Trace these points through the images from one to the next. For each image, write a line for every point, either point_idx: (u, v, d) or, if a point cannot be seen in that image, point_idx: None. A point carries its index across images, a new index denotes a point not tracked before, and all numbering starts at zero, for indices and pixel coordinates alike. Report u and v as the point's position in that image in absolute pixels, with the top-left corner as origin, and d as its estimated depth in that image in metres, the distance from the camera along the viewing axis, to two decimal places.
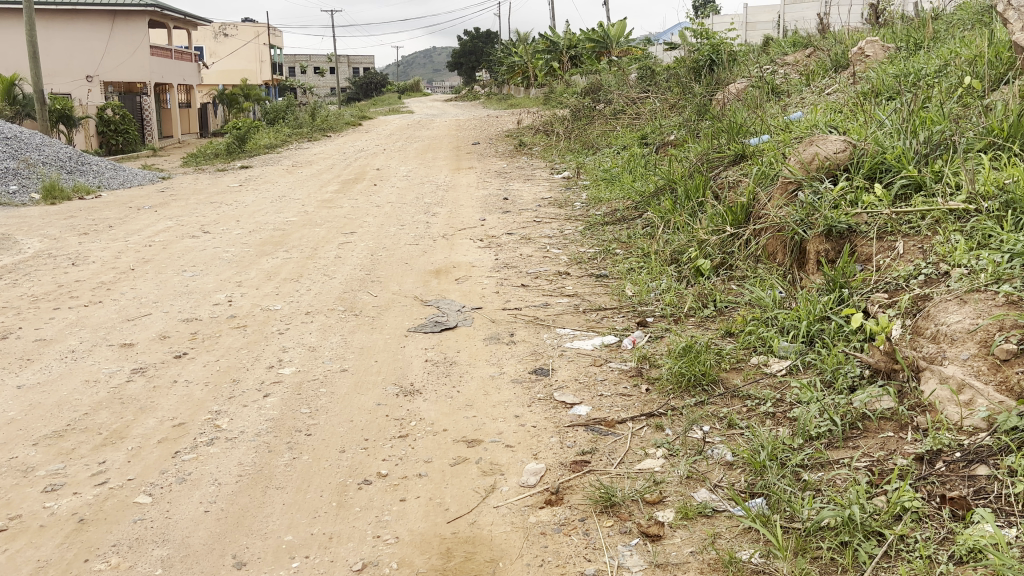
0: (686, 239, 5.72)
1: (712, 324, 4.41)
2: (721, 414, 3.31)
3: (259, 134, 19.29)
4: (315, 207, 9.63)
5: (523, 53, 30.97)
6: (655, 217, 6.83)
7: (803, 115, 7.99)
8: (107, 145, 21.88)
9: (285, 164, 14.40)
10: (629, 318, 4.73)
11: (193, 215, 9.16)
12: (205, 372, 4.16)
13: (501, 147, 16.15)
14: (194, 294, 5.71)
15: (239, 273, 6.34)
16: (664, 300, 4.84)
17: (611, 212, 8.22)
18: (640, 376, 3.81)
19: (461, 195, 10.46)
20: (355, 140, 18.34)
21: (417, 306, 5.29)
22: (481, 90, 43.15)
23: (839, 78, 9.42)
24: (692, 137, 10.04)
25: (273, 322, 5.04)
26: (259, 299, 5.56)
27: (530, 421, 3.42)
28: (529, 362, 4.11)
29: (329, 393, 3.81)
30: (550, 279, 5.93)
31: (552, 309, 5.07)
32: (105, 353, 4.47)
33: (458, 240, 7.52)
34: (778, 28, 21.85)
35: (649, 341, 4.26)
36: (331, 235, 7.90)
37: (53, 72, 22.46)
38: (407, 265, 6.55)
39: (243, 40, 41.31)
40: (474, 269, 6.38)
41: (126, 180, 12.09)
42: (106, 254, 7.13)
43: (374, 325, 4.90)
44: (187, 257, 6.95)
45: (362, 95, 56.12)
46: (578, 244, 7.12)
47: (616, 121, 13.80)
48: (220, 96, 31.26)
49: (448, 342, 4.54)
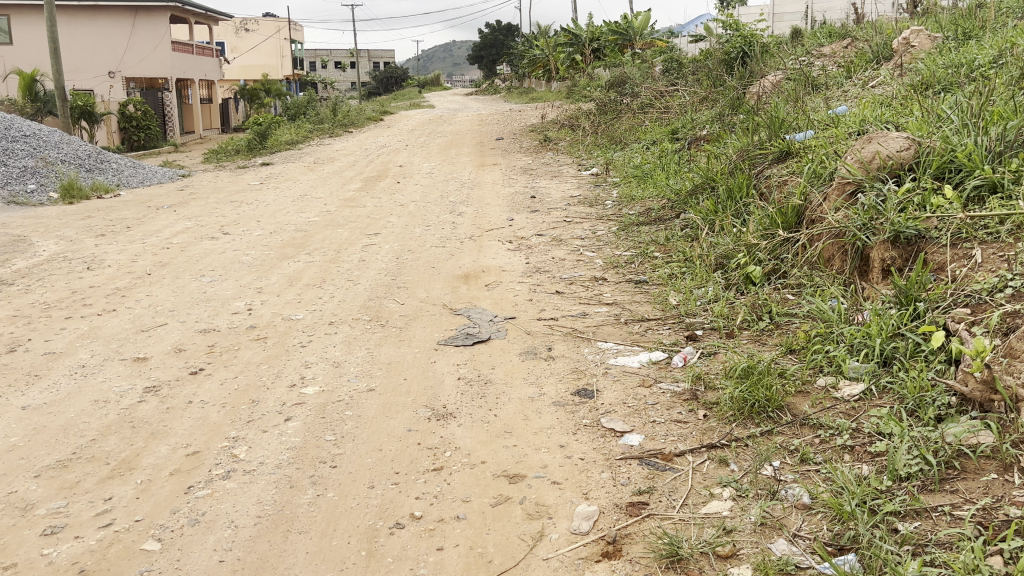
0: (731, 243, 5.37)
1: (769, 339, 4.08)
2: (791, 447, 3.01)
3: (280, 128, 19.09)
4: (337, 206, 9.35)
5: (545, 46, 30.60)
6: (695, 219, 6.49)
7: (848, 110, 7.60)
8: (129, 141, 21.79)
9: (306, 160, 14.17)
10: (676, 330, 4.40)
11: (212, 215, 8.91)
12: (222, 391, 3.87)
13: (525, 142, 15.80)
14: (212, 302, 5.43)
15: (260, 279, 6.06)
16: (714, 311, 4.51)
17: (645, 212, 7.87)
18: (695, 400, 3.49)
19: (487, 192, 10.15)
20: (377, 136, 18.07)
21: (447, 316, 4.98)
22: (503, 84, 42.84)
23: (883, 70, 9.00)
24: (727, 132, 9.65)
25: (295, 333, 4.74)
26: (280, 307, 5.28)
27: (578, 452, 3.10)
28: (571, 382, 3.78)
29: (356, 416, 3.51)
30: (586, 284, 5.60)
31: (591, 320, 4.75)
32: (117, 368, 4.20)
33: (486, 242, 7.21)
34: (807, 19, 21.38)
35: (701, 358, 3.93)
36: (354, 236, 7.61)
37: (75, 68, 22.39)
38: (434, 270, 6.24)
39: (265, 35, 41.29)
40: (505, 273, 6.06)
41: (146, 178, 11.89)
42: (122, 257, 6.88)
43: (401, 337, 4.59)
44: (206, 261, 6.69)
45: (384, 89, 56.01)
46: (613, 246, 6.78)
47: (644, 115, 13.43)
48: (242, 91, 31.17)
49: (482, 356, 4.23)
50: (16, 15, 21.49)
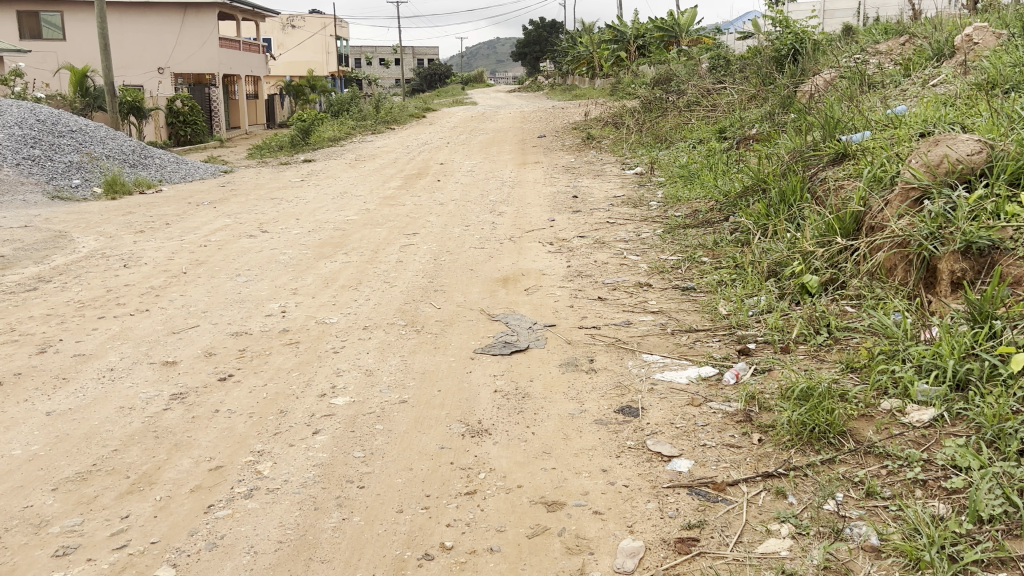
0: (785, 249, 5.10)
1: (828, 355, 3.82)
2: (855, 478, 2.77)
3: (322, 124, 19.11)
4: (377, 205, 9.22)
5: (589, 42, 30.28)
6: (746, 223, 6.21)
7: (908, 110, 7.24)
8: (176, 136, 22.02)
9: (348, 157, 14.10)
10: (727, 343, 4.16)
11: (251, 212, 8.84)
12: (250, 400, 3.72)
13: (568, 140, 15.54)
14: (246, 303, 5.31)
15: (295, 279, 5.93)
16: (768, 323, 4.27)
17: (691, 215, 7.60)
18: (749, 422, 3.25)
19: (528, 191, 9.95)
20: (419, 133, 17.96)
21: (485, 322, 4.79)
22: (546, 81, 42.60)
23: (945, 68, 8.61)
24: (778, 132, 9.31)
25: (328, 338, 4.59)
26: (314, 309, 5.13)
27: (622, 478, 2.89)
28: (614, 398, 3.57)
29: (387, 430, 3.34)
30: (629, 290, 5.37)
31: (636, 330, 4.52)
32: (145, 373, 4.08)
33: (526, 244, 7.00)
34: (859, 16, 20.82)
35: (754, 376, 3.69)
36: (392, 236, 7.46)
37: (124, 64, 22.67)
38: (472, 272, 6.06)
39: (311, 31, 41.56)
40: (545, 277, 5.85)
41: (188, 173, 11.90)
42: (159, 255, 6.81)
43: (437, 345, 4.41)
44: (242, 259, 6.59)
45: (427, 86, 56.13)
46: (658, 250, 6.53)
47: (691, 113, 13.10)
48: (287, 87, 31.38)
49: (520, 367, 4.03)
50: (68, 11, 21.82)
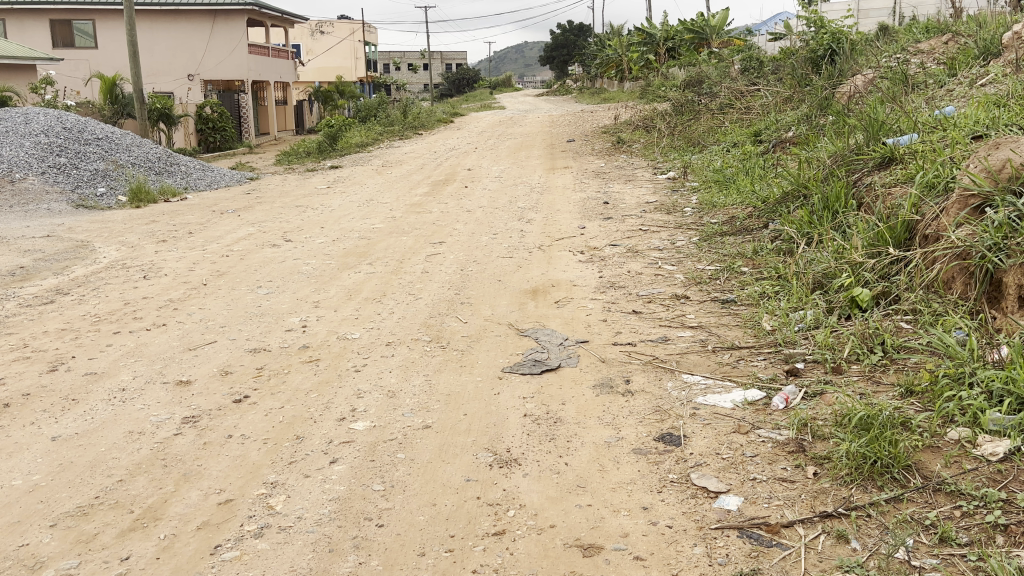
0: (833, 260, 4.82)
1: (885, 376, 3.52)
2: (926, 521, 2.48)
3: (350, 130, 19.01)
4: (403, 212, 9.02)
5: (617, 45, 29.99)
6: (788, 232, 5.92)
7: (957, 111, 6.90)
8: (206, 142, 22.09)
9: (375, 163, 13.96)
10: (773, 362, 3.89)
11: (276, 221, 8.69)
12: (265, 424, 3.52)
13: (597, 144, 15.26)
14: (266, 317, 5.12)
15: (318, 291, 5.74)
16: (817, 340, 3.99)
17: (728, 221, 7.30)
18: (802, 453, 2.97)
19: (558, 197, 9.71)
20: (446, 138, 17.79)
21: (513, 338, 4.55)
22: (574, 85, 42.34)
23: (994, 66, 8.23)
24: (817, 135, 8.99)
25: (349, 354, 4.38)
26: (336, 324, 4.93)
27: (664, 519, 2.64)
28: (654, 425, 3.30)
29: (409, 459, 3.11)
30: (666, 303, 5.11)
31: (674, 347, 4.26)
32: (158, 393, 3.90)
33: (556, 253, 6.76)
34: (896, 16, 20.35)
35: (805, 400, 3.41)
36: (418, 245, 7.26)
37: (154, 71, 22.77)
38: (500, 283, 5.82)
39: (339, 37, 41.51)
40: (576, 288, 5.61)
41: (214, 181, 11.81)
42: (180, 265, 6.67)
43: (463, 363, 4.17)
44: (264, 270, 6.42)
45: (455, 91, 56.12)
46: (694, 259, 6.25)
47: (724, 116, 12.78)
48: (316, 93, 31.44)
49: (551, 388, 3.78)
50: (100, 19, 21.96)
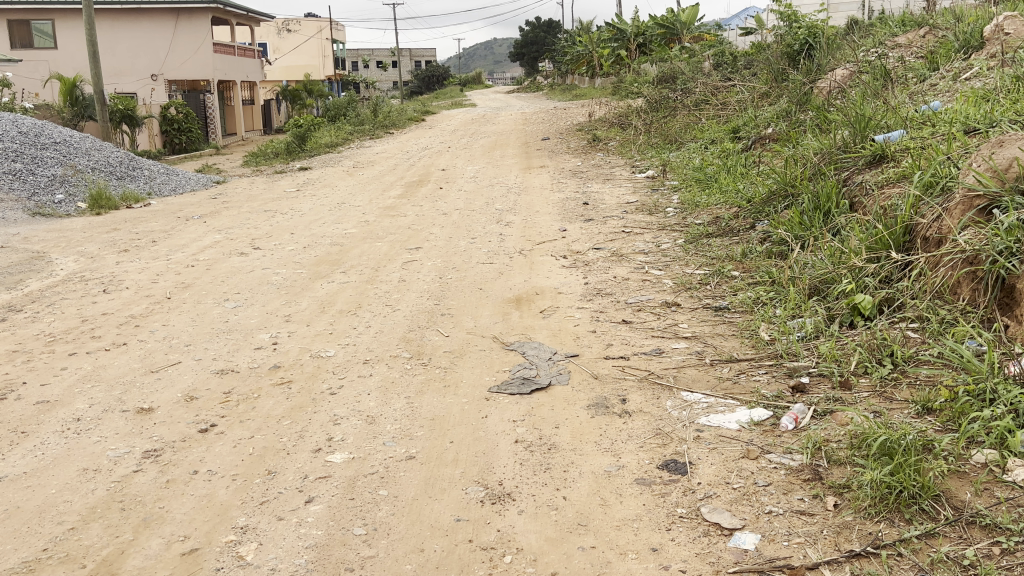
0: (830, 265, 4.62)
1: (896, 391, 3.32)
2: (964, 560, 2.26)
3: (320, 130, 18.64)
4: (376, 216, 8.73)
5: (588, 42, 29.83)
6: (778, 234, 5.72)
7: (944, 107, 6.75)
8: (172, 144, 21.57)
9: (346, 164, 13.63)
10: (777, 377, 3.67)
11: (244, 227, 8.36)
12: (234, 457, 3.23)
13: (573, 142, 15.02)
14: (234, 334, 4.82)
15: (289, 304, 5.44)
16: (820, 352, 3.78)
17: (713, 222, 7.10)
18: (819, 480, 2.75)
19: (536, 198, 9.47)
20: (418, 137, 17.46)
21: (499, 353, 4.30)
22: (545, 81, 42.15)
23: (977, 60, 8.11)
24: (798, 132, 8.83)
25: (324, 374, 4.10)
26: (309, 340, 4.65)
27: (676, 562, 2.41)
28: (656, 451, 3.07)
29: (392, 497, 2.85)
30: (656, 311, 4.88)
31: (669, 361, 4.03)
32: (117, 423, 3.60)
33: (538, 258, 6.51)
34: (866, 10, 20.36)
35: (815, 420, 3.19)
36: (394, 251, 6.97)
37: (116, 71, 22.16)
38: (481, 292, 5.56)
39: (306, 36, 41.03)
40: (561, 297, 5.37)
41: (178, 185, 11.43)
42: (143, 277, 6.33)
43: (446, 382, 3.91)
44: (232, 281, 6.11)
45: (425, 89, 55.67)
46: (682, 262, 6.03)
47: (700, 113, 12.62)
48: (284, 93, 30.98)
49: (543, 410, 3.53)
50: (59, 19, 21.34)
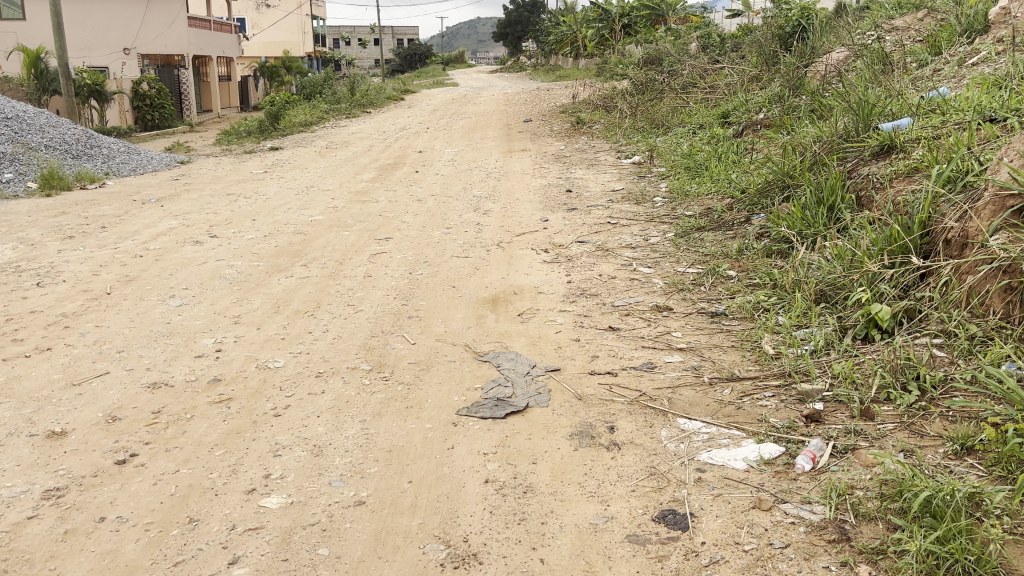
0: (840, 268, 4.15)
1: (926, 423, 2.86)
2: None
3: (294, 108, 17.97)
4: (346, 201, 8.20)
5: (573, 22, 29.24)
6: (778, 230, 5.26)
7: (954, 93, 6.29)
8: (143, 121, 20.77)
9: (319, 144, 13.04)
10: (787, 402, 3.21)
11: (203, 212, 7.80)
12: (152, 499, 2.74)
13: (556, 124, 14.50)
14: (174, 338, 4.30)
15: (239, 303, 4.92)
16: (835, 372, 3.32)
17: (705, 214, 6.63)
18: (847, 543, 2.30)
19: (516, 184, 8.97)
20: (396, 117, 16.86)
21: (470, 366, 3.81)
22: (528, 61, 41.46)
23: (984, 44, 7.65)
24: (792, 119, 8.37)
25: (269, 391, 3.60)
26: (257, 347, 4.14)
27: None
28: (652, 498, 2.60)
29: (334, 558, 2.37)
30: (646, 317, 4.41)
31: (663, 379, 3.56)
32: (21, 450, 3.09)
33: (517, 251, 6.02)
34: None
35: (835, 460, 2.73)
36: (361, 242, 6.45)
37: (90, 45, 20.56)
38: (453, 291, 5.07)
39: (285, 11, 40.03)
40: (540, 297, 4.89)
41: (138, 165, 10.79)
42: (83, 269, 5.77)
43: (409, 402, 3.42)
44: (180, 275, 5.57)
45: (407, 67, 54.72)
46: (673, 259, 5.55)
47: (688, 96, 12.12)
48: (262, 68, 30.22)
49: (519, 440, 3.05)
50: None
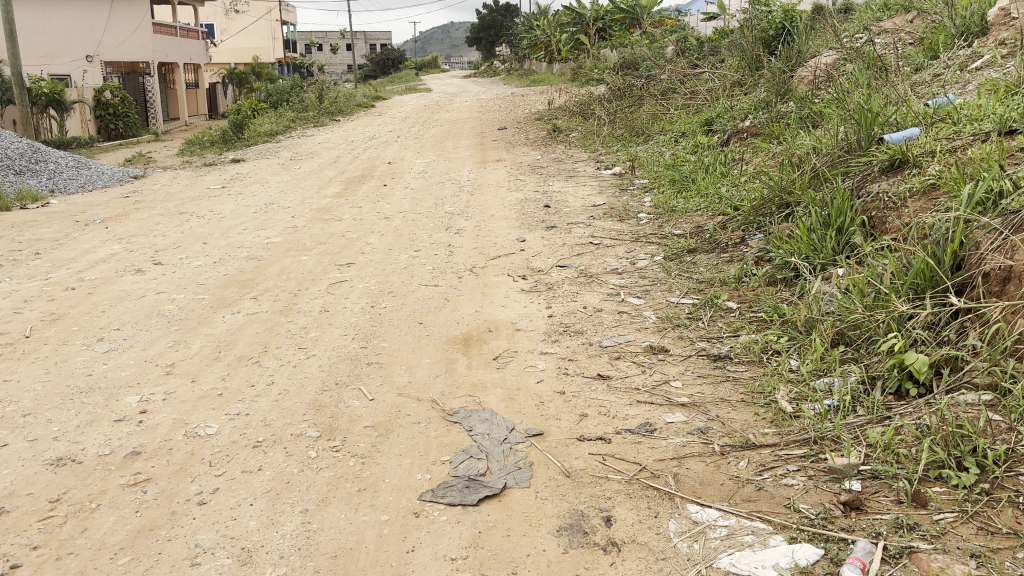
0: (860, 303, 3.63)
1: (995, 515, 2.35)
2: None
3: (261, 116, 17.29)
4: (307, 220, 7.60)
5: (546, 26, 28.74)
6: (781, 256, 4.75)
7: (961, 100, 5.83)
8: (106, 130, 19.97)
9: (283, 156, 12.40)
10: (817, 481, 2.67)
11: (149, 234, 7.16)
12: None
13: (532, 132, 13.97)
14: (92, 396, 3.69)
15: (175, 347, 4.31)
16: (872, 441, 2.80)
17: (695, 233, 6.11)
18: None
19: (491, 198, 8.41)
20: (365, 125, 16.26)
21: (437, 430, 3.23)
22: (501, 66, 41.04)
23: (985, 48, 7.22)
24: (781, 127, 7.90)
25: (196, 469, 3.00)
26: (188, 407, 3.54)
27: None
28: None
29: None
30: (640, 361, 3.87)
31: (665, 446, 3.01)
32: None
33: (492, 278, 5.46)
34: None
35: (889, 569, 2.19)
36: (321, 269, 5.86)
37: (51, 52, 19.91)
38: (421, 328, 4.50)
39: (255, 16, 39.22)
40: (519, 336, 4.33)
41: (88, 180, 10.12)
42: (5, 305, 5.13)
43: (364, 483, 2.85)
44: (114, 311, 4.95)
45: (379, 72, 54.02)
46: (664, 287, 5.02)
47: (668, 102, 11.64)
48: (231, 75, 29.51)
49: (496, 538, 2.49)
50: None
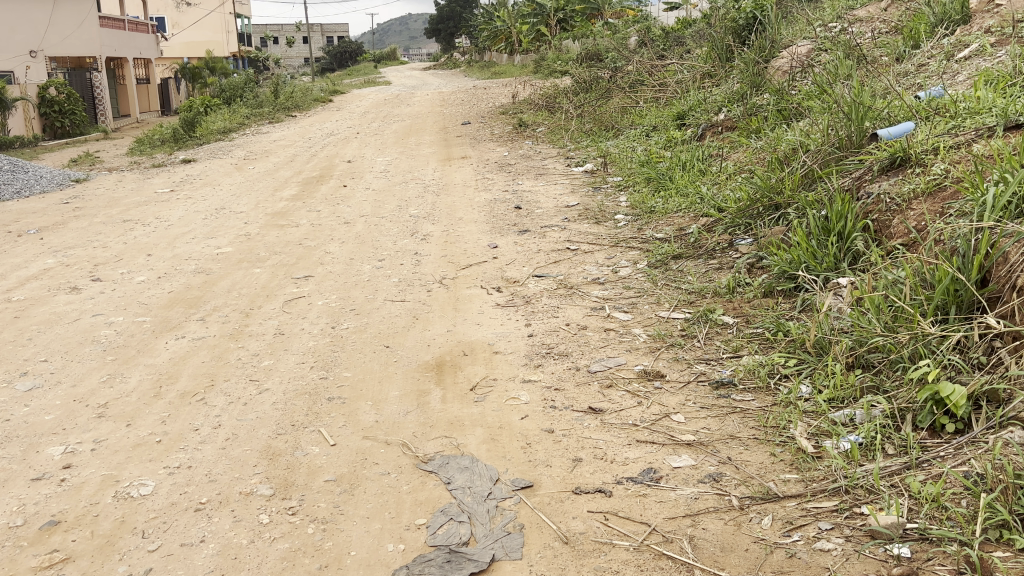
0: (878, 321, 3.26)
1: None
2: None
3: (213, 113, 16.59)
4: (261, 226, 7.10)
5: (506, 16, 28.19)
6: (778, 264, 4.38)
7: (954, 91, 5.49)
8: (51, 128, 19.07)
9: (237, 155, 11.81)
10: (860, 546, 2.29)
11: (89, 245, 6.61)
12: None
13: (497, 126, 13.51)
14: (7, 448, 3.18)
15: (110, 382, 3.81)
16: (916, 492, 2.43)
17: (679, 237, 5.74)
18: None
19: (458, 199, 7.96)
20: (324, 121, 15.65)
21: (410, 483, 2.80)
22: (462, 58, 40.42)
23: (971, 36, 6.91)
24: (760, 121, 7.54)
25: (126, 544, 2.53)
26: (119, 460, 3.05)
27: None
28: None
29: None
30: (635, 389, 3.46)
31: (677, 499, 2.61)
32: None
33: (464, 291, 5.03)
34: None
35: None
36: (276, 282, 5.38)
37: None
38: (388, 353, 4.05)
39: (207, 9, 38.11)
40: (496, 360, 3.90)
41: (26, 185, 9.45)
42: None
43: (325, 558, 2.41)
44: (43, 339, 4.43)
45: (337, 65, 53.01)
46: (652, 299, 4.64)
47: (637, 95, 11.25)
48: (184, 69, 28.57)
49: None
50: None
